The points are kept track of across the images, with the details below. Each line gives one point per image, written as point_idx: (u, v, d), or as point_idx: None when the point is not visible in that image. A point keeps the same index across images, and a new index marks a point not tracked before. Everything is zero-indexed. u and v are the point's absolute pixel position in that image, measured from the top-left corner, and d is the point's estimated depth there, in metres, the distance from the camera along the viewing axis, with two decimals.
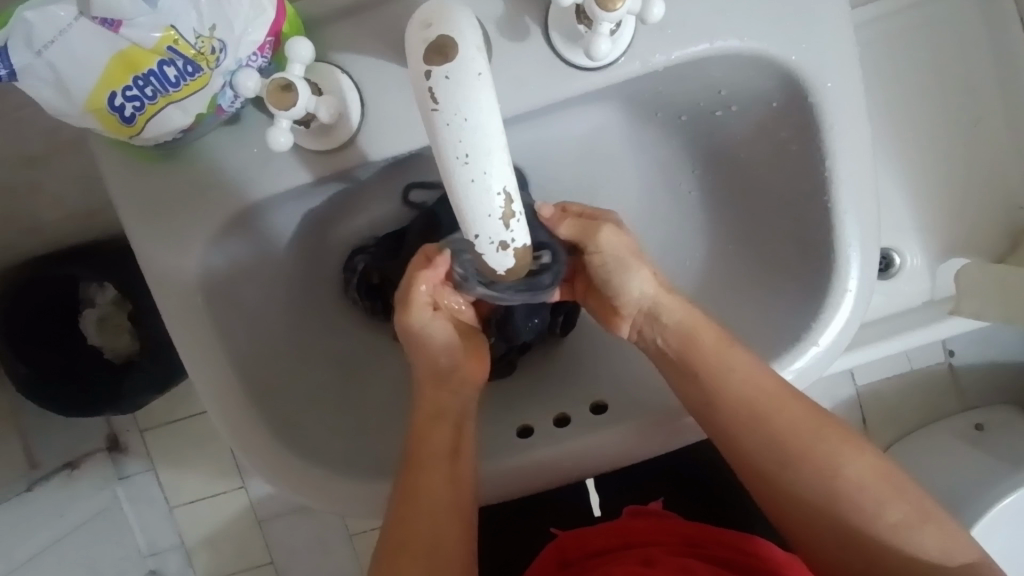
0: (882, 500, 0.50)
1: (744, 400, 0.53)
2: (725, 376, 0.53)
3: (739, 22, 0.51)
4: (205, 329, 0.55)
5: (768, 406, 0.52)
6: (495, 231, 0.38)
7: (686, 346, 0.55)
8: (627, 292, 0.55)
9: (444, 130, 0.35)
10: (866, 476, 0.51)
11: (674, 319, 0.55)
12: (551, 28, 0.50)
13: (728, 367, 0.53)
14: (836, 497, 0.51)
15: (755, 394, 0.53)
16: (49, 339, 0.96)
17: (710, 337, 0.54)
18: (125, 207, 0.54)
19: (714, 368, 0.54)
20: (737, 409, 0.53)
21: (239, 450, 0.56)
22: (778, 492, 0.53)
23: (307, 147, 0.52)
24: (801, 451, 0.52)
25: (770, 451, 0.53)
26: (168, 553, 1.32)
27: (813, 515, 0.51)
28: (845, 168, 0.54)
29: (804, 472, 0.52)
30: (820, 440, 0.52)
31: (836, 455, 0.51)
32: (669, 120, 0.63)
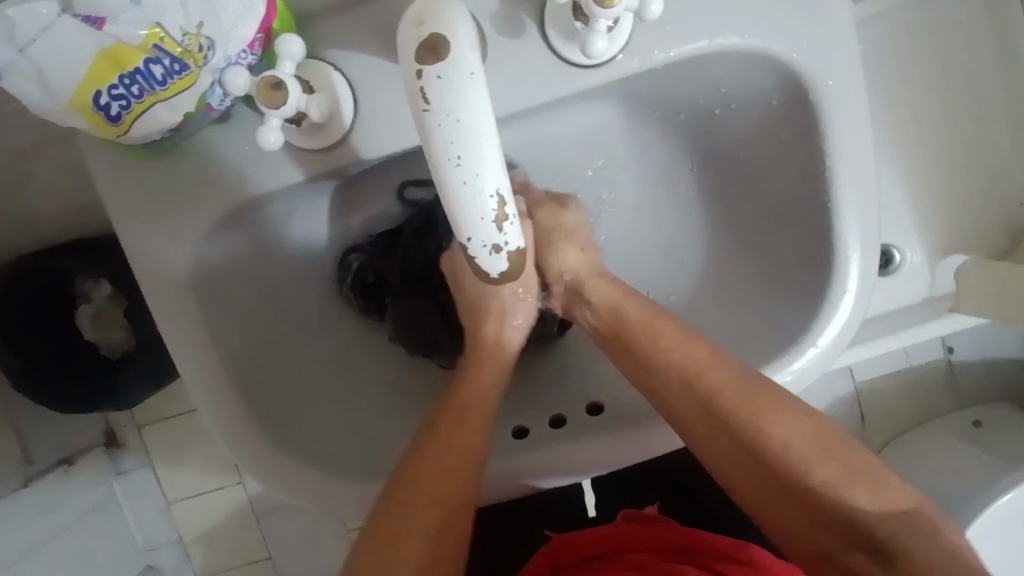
0: (815, 466, 0.49)
1: (673, 372, 0.52)
2: (653, 350, 0.53)
3: (740, 19, 0.50)
4: (196, 330, 0.54)
5: (700, 376, 0.51)
6: (488, 234, 0.37)
7: (612, 318, 0.56)
8: (550, 266, 0.58)
9: (436, 131, 0.34)
10: (804, 445, 0.49)
11: (601, 297, 0.56)
12: (548, 25, 0.49)
13: (657, 340, 0.53)
14: (770, 465, 0.50)
15: (683, 367, 0.52)
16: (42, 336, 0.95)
17: (636, 312, 0.55)
18: (114, 206, 0.53)
19: (643, 340, 0.54)
20: (670, 381, 0.52)
21: (232, 451, 0.55)
22: (725, 463, 0.52)
23: (298, 145, 0.51)
24: (734, 423, 0.50)
25: (701, 425, 0.51)
26: (165, 549, 1.32)
27: (752, 481, 0.51)
28: (846, 168, 0.53)
29: (741, 442, 0.50)
30: (750, 412, 0.50)
31: (768, 423, 0.50)
32: (668, 118, 0.62)
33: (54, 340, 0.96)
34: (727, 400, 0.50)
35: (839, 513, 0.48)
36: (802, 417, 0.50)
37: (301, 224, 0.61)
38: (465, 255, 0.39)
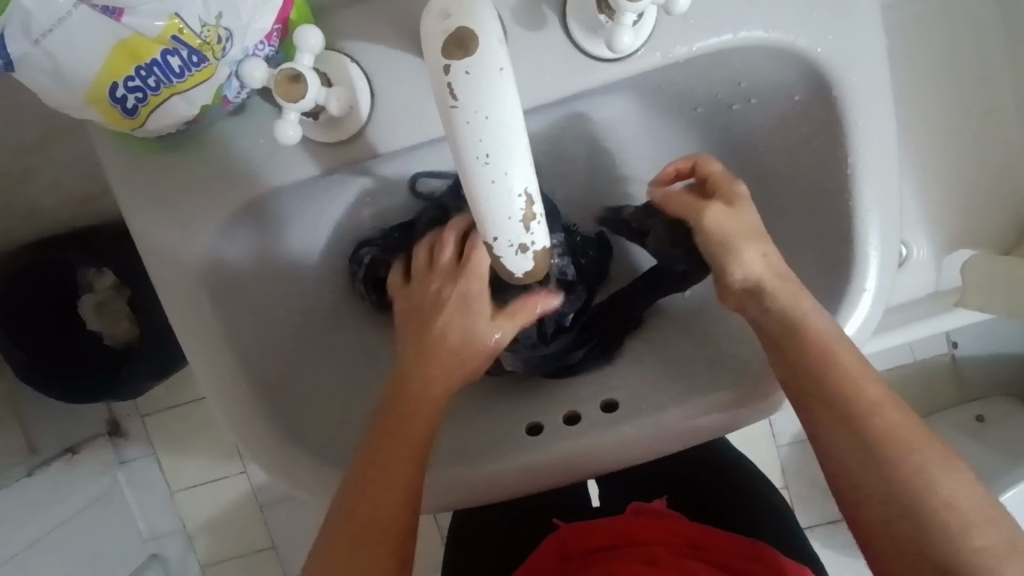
0: (977, 529, 0.43)
1: (851, 403, 0.48)
2: (837, 373, 0.48)
3: (764, 12, 0.50)
4: (209, 325, 0.54)
5: (873, 412, 0.47)
6: (514, 234, 0.35)
7: (791, 334, 0.49)
8: (730, 273, 0.52)
9: (464, 128, 0.33)
10: (969, 509, 0.44)
11: (783, 306, 0.50)
12: (569, 16, 0.48)
13: (835, 361, 0.48)
14: (929, 519, 0.44)
15: (852, 393, 0.48)
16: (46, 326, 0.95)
17: (822, 329, 0.49)
18: (125, 199, 0.53)
19: (819, 359, 0.48)
20: (833, 404, 0.48)
21: (241, 444, 0.55)
22: (865, 502, 0.46)
23: (314, 139, 0.50)
24: (900, 464, 0.45)
25: (858, 458, 0.47)
26: (169, 537, 1.33)
27: (893, 528, 0.45)
28: (870, 163, 0.52)
29: (903, 488, 0.45)
30: (915, 458, 0.45)
31: (933, 472, 0.45)
32: (685, 113, 0.61)
33: (59, 330, 0.96)
34: (897, 439, 0.46)
35: None
36: (968, 480, 0.45)
37: (320, 218, 0.61)
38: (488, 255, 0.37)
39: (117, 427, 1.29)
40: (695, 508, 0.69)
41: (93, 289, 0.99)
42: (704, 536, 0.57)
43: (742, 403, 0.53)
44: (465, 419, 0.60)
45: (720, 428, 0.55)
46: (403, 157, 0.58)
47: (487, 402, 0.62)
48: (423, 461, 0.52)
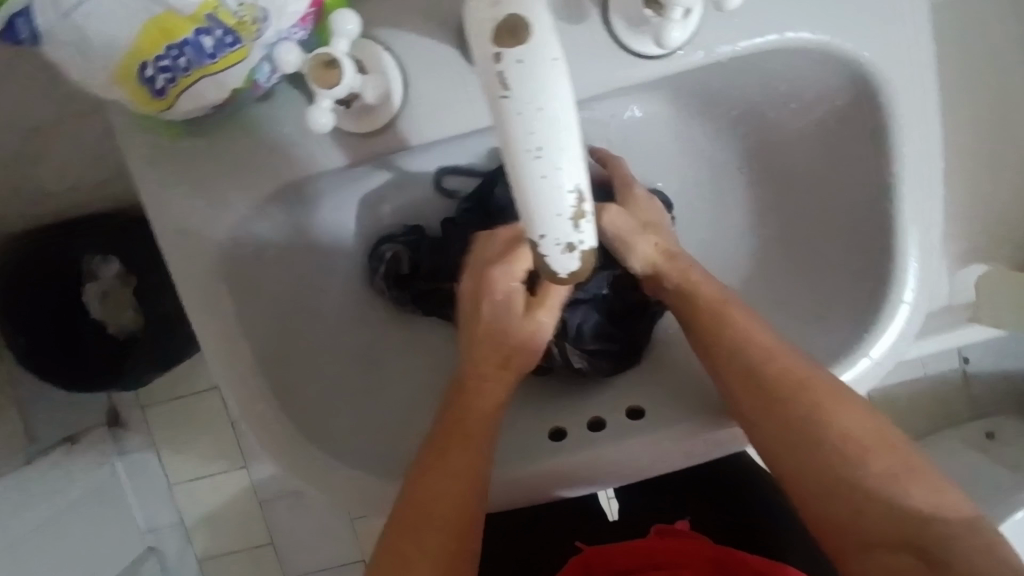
0: (871, 455, 0.46)
1: (752, 357, 0.50)
2: (722, 331, 0.51)
3: (811, 12, 0.48)
4: (226, 318, 0.52)
5: (774, 360, 0.49)
6: (563, 232, 0.34)
7: (689, 301, 0.53)
8: (627, 259, 0.54)
9: (515, 119, 0.31)
10: (866, 437, 0.46)
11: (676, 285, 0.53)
12: (612, 10, 0.46)
13: (724, 318, 0.51)
14: (827, 452, 0.46)
15: (748, 346, 0.50)
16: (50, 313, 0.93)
17: (710, 291, 0.52)
18: (144, 186, 0.51)
19: (710, 319, 0.51)
20: (730, 361, 0.50)
21: (254, 443, 0.53)
22: (775, 448, 0.48)
23: (345, 129, 0.49)
24: (805, 410, 0.47)
25: (757, 405, 0.49)
26: (166, 531, 1.32)
27: (803, 468, 0.47)
28: (914, 173, 0.51)
29: (806, 430, 0.47)
30: (815, 400, 0.47)
31: (831, 410, 0.47)
32: (719, 117, 0.59)
33: (64, 318, 0.94)
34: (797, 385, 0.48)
35: (886, 509, 0.44)
36: (863, 410, 0.47)
37: (348, 206, 0.60)
38: (533, 254, 0.35)
39: (117, 418, 1.27)
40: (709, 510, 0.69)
41: (97, 277, 0.94)
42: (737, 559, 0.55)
43: None
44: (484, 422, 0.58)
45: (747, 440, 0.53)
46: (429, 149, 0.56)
47: (506, 405, 0.60)
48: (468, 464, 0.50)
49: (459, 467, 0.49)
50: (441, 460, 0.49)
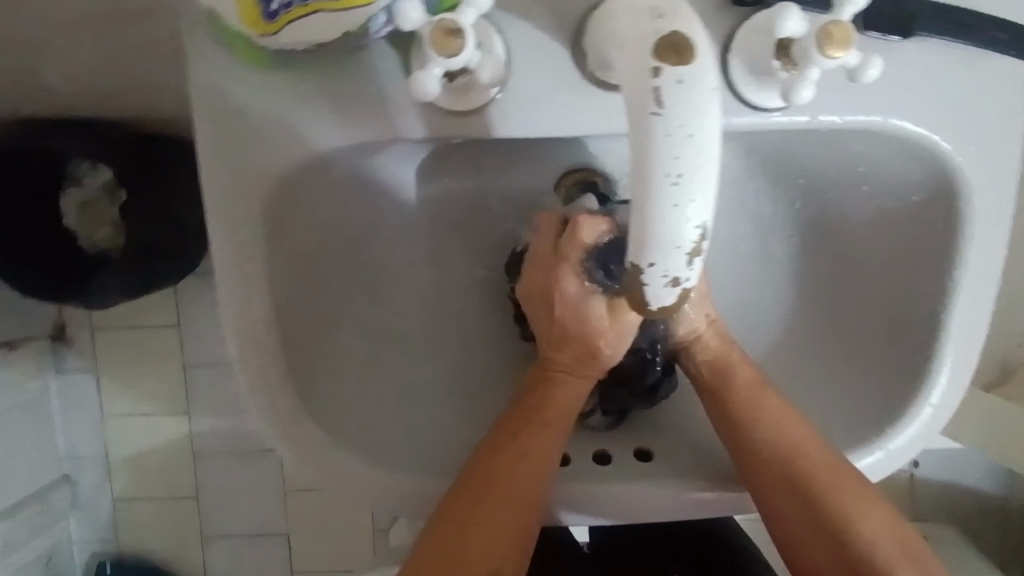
0: (894, 562, 0.48)
1: (780, 449, 0.51)
2: (756, 422, 0.52)
3: (920, 103, 0.47)
4: (253, 268, 0.50)
5: (803, 457, 0.51)
6: (674, 265, 0.32)
7: (720, 377, 0.54)
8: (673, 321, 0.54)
9: (661, 140, 0.30)
10: (886, 542, 0.49)
11: (713, 356, 0.54)
12: (733, 52, 0.44)
13: (759, 406, 0.52)
14: (849, 552, 0.49)
15: (779, 439, 0.51)
16: (26, 210, 0.89)
17: (746, 378, 0.53)
18: (201, 103, 0.48)
19: (744, 405, 0.53)
20: (760, 451, 0.52)
21: (248, 402, 0.52)
22: (798, 546, 0.51)
23: (437, 103, 0.46)
24: (827, 510, 0.50)
25: (786, 499, 0.51)
26: (88, 462, 1.28)
27: (827, 567, 0.49)
28: (970, 286, 0.52)
29: (829, 529, 0.50)
30: (840, 501, 0.50)
31: (856, 510, 0.49)
32: (784, 181, 0.58)
33: (31, 216, 0.90)
34: (824, 485, 0.50)
35: None
36: (886, 514, 0.50)
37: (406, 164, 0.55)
38: (632, 280, 0.33)
39: (63, 334, 1.24)
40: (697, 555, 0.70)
41: (81, 183, 0.92)
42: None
43: None
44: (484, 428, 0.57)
45: (735, 502, 0.55)
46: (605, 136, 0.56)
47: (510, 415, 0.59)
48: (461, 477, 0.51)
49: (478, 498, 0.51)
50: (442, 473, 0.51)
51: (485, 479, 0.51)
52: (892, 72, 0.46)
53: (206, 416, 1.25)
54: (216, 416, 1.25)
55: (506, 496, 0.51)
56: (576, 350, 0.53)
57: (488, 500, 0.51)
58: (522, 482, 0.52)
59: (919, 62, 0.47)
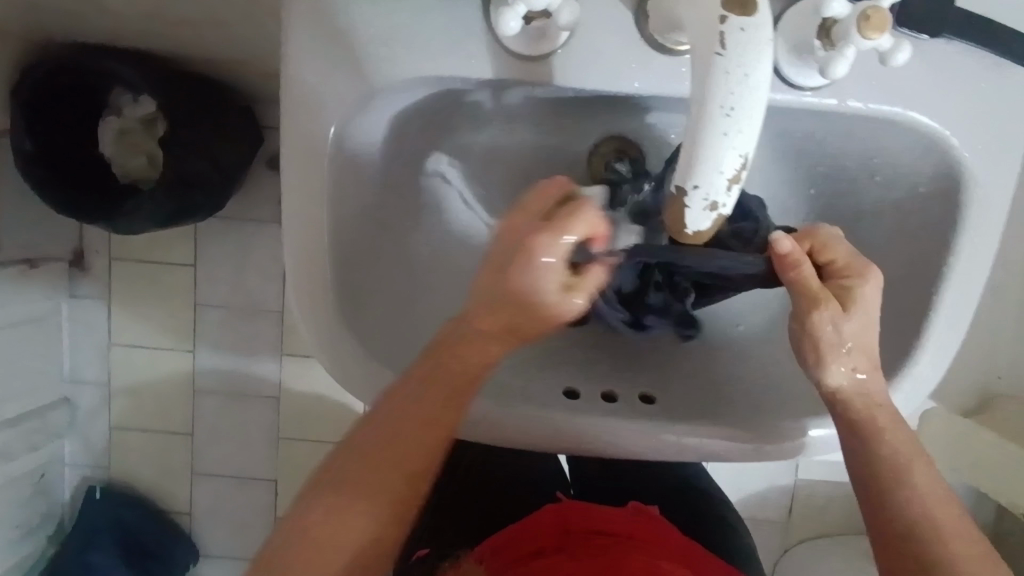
0: None
1: (911, 520, 0.51)
2: (899, 490, 0.52)
3: (935, 100, 0.52)
4: (314, 179, 0.54)
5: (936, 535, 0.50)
6: (714, 190, 0.37)
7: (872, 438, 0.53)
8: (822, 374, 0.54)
9: (721, 76, 0.35)
10: None
11: (866, 416, 0.53)
12: (779, 31, 0.49)
13: (904, 474, 0.52)
14: None
15: (915, 509, 0.51)
16: (64, 127, 0.95)
17: (899, 448, 0.53)
18: (291, 22, 0.53)
19: (890, 472, 0.53)
20: (894, 518, 0.52)
21: (293, 303, 0.56)
22: None
23: (508, 46, 0.51)
24: None
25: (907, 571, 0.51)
26: (89, 385, 1.31)
27: None
28: (962, 273, 0.56)
29: None
30: None
31: None
32: (803, 170, 0.64)
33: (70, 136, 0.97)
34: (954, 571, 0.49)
35: None
36: None
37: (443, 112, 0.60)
38: (674, 202, 0.39)
39: (81, 259, 1.27)
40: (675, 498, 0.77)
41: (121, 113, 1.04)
42: (688, 558, 0.57)
43: (756, 443, 0.58)
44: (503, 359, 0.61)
45: (727, 452, 0.58)
46: (654, 111, 0.62)
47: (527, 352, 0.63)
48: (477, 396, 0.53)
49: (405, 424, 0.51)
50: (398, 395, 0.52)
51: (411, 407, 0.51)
52: (917, 67, 0.52)
53: (211, 354, 1.29)
54: (221, 355, 1.29)
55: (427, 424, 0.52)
56: (518, 321, 0.49)
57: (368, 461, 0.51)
58: (417, 438, 0.52)
59: (941, 61, 0.52)
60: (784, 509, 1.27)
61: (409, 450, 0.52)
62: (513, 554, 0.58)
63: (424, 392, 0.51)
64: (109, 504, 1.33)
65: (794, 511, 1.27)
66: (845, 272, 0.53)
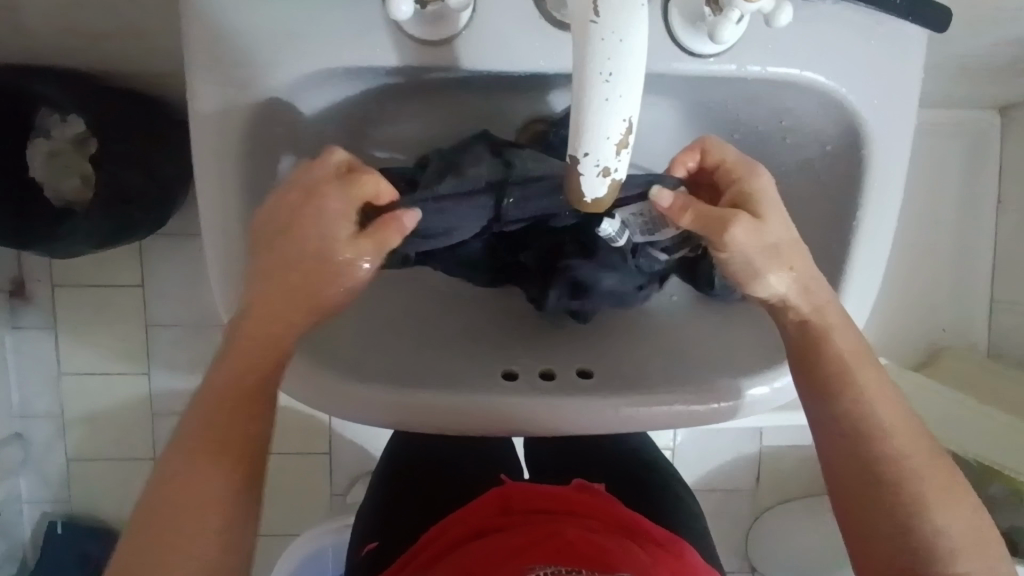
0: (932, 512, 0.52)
1: (860, 408, 0.55)
2: (849, 387, 0.55)
3: (829, 60, 0.54)
4: (234, 180, 0.55)
5: (877, 422, 0.54)
6: (604, 156, 0.38)
7: (818, 346, 0.55)
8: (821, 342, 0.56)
9: (597, 44, 0.35)
10: (950, 509, 0.52)
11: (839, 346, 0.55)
12: (673, 2, 0.50)
13: (851, 373, 0.55)
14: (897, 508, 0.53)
15: (857, 402, 0.55)
16: None
17: (843, 349, 0.55)
18: (198, 23, 0.53)
19: (836, 370, 0.55)
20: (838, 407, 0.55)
21: (222, 308, 0.56)
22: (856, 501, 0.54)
23: (409, 32, 0.51)
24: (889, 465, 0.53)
25: (842, 451, 0.55)
26: (41, 420, 1.27)
27: (872, 517, 0.53)
28: (871, 225, 0.59)
29: (888, 481, 0.53)
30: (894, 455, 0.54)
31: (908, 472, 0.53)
32: (722, 137, 0.66)
33: None
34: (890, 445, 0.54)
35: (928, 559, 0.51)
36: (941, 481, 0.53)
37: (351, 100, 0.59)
38: (570, 170, 0.40)
39: (21, 289, 1.23)
40: (618, 464, 0.80)
41: (50, 134, 1.00)
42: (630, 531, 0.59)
43: (689, 404, 0.60)
44: (442, 348, 0.63)
45: (664, 418, 0.60)
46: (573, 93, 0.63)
47: (465, 338, 0.64)
48: None
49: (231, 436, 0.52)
50: (238, 411, 0.53)
51: (236, 410, 0.53)
52: (807, 28, 0.54)
53: (168, 374, 1.26)
54: (178, 375, 1.26)
55: (240, 422, 0.53)
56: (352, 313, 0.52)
57: (180, 494, 0.50)
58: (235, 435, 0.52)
59: (832, 23, 0.54)
60: (752, 477, 1.30)
61: (226, 449, 0.52)
62: (462, 535, 0.60)
63: (243, 399, 0.53)
64: (72, 539, 1.29)
65: (761, 478, 1.30)
66: (732, 174, 0.53)
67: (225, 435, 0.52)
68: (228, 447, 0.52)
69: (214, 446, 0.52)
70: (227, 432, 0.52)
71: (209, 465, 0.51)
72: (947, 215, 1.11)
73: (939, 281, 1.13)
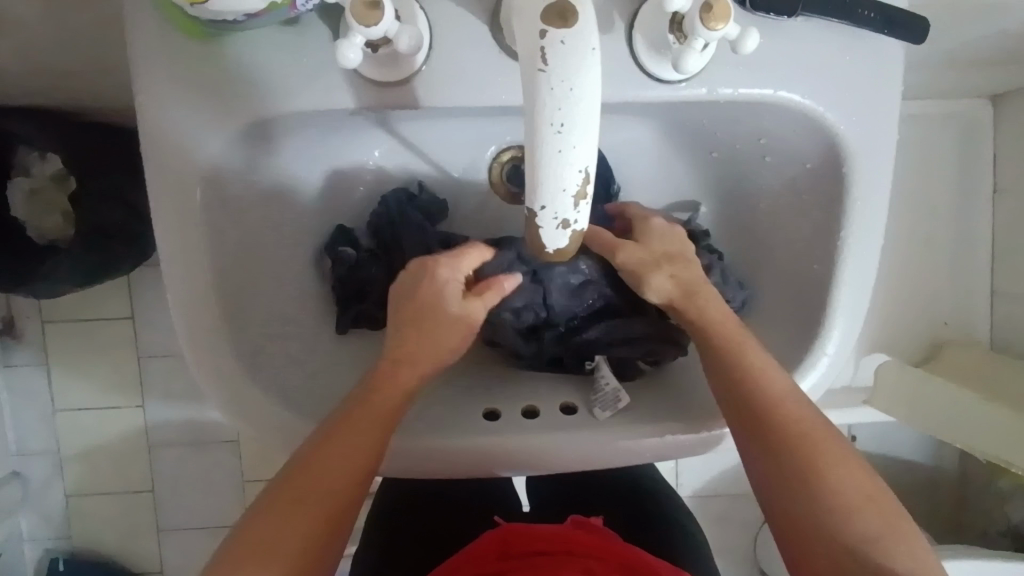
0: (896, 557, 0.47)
1: (794, 442, 0.51)
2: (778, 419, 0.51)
3: (803, 78, 0.52)
4: (195, 231, 0.53)
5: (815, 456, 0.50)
6: (562, 208, 0.37)
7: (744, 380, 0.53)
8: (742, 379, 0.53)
9: (546, 94, 0.34)
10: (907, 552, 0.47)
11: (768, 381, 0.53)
12: (637, 28, 0.49)
13: (780, 406, 0.52)
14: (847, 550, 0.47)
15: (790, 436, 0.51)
16: None
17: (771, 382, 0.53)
18: (150, 73, 0.51)
19: (766, 406, 0.52)
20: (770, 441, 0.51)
21: (190, 361, 0.54)
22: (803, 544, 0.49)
23: (365, 74, 0.50)
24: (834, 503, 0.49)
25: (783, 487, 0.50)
26: (37, 458, 1.26)
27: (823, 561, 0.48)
28: (856, 244, 0.57)
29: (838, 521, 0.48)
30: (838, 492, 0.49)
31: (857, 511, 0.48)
32: (701, 155, 0.64)
33: None
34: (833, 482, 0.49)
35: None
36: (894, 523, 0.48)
37: (314, 142, 0.58)
38: (529, 222, 0.38)
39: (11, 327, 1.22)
40: (615, 497, 0.79)
41: (29, 171, 0.96)
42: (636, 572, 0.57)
43: (678, 437, 0.57)
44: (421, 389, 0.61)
45: (653, 452, 0.58)
46: None
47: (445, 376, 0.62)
48: (390, 434, 0.53)
49: (317, 500, 0.50)
50: (317, 473, 0.50)
51: (312, 470, 0.50)
52: (779, 48, 0.52)
53: (163, 406, 1.25)
54: (172, 406, 1.25)
55: (315, 487, 0.50)
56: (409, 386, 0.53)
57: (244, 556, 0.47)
58: (320, 496, 0.50)
59: (804, 40, 0.52)
60: None
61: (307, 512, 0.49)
62: None
63: (331, 457, 0.51)
64: None
65: None
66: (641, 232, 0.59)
67: (303, 497, 0.50)
68: (311, 510, 0.50)
69: (287, 510, 0.49)
70: (307, 496, 0.50)
71: (269, 531, 0.49)
72: (943, 209, 1.09)
73: (939, 277, 1.11)
